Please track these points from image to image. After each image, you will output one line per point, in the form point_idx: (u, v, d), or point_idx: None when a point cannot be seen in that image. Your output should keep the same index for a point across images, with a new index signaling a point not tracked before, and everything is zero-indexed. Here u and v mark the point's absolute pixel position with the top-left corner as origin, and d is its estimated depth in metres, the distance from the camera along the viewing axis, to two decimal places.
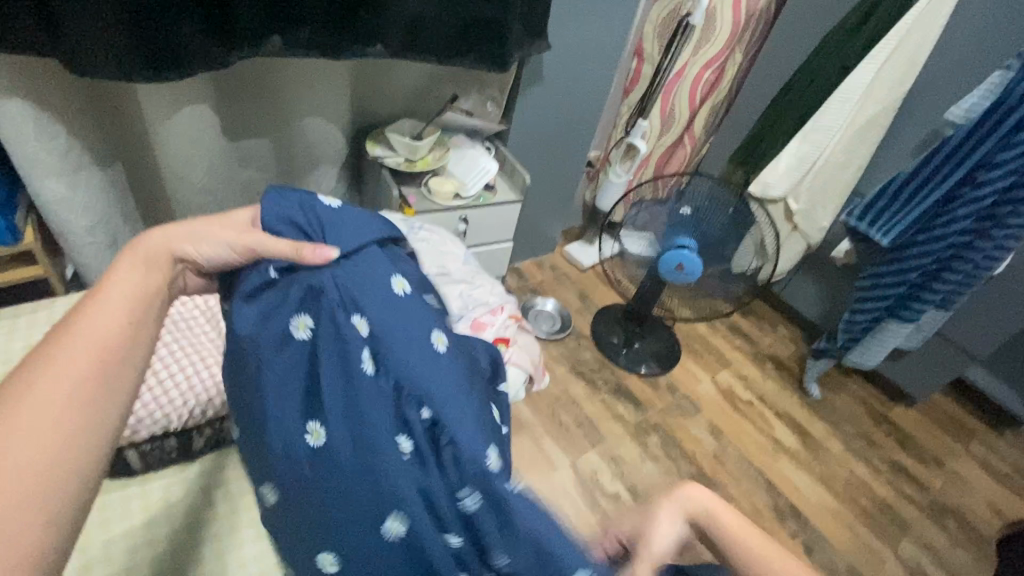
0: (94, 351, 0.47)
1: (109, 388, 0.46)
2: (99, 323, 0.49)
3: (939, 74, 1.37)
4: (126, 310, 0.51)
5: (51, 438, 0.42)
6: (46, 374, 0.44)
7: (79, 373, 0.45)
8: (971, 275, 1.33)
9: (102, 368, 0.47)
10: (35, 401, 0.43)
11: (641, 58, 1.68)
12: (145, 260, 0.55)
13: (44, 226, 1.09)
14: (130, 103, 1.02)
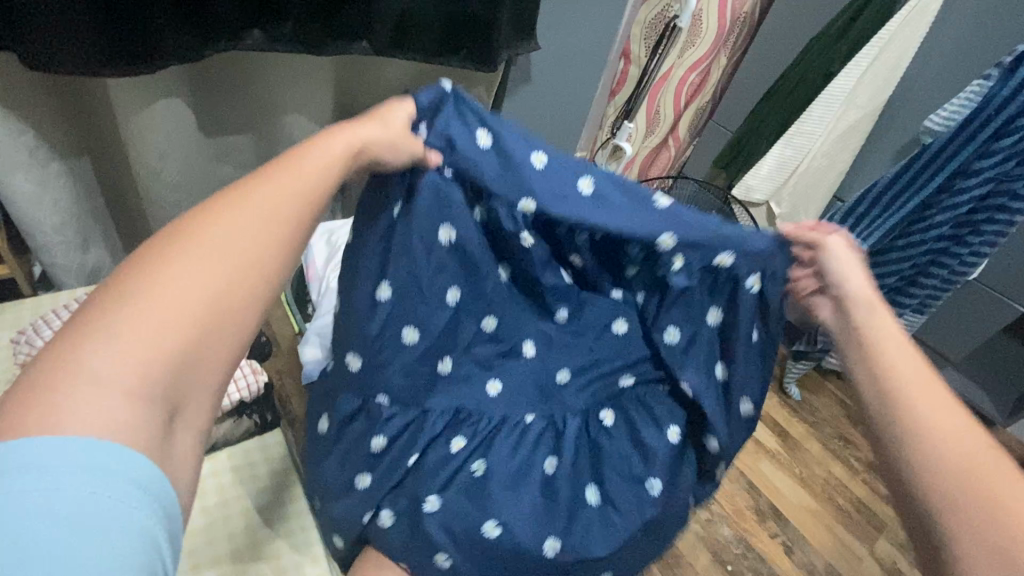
0: (291, 216, 0.53)
1: (264, 276, 0.50)
2: (255, 224, 0.51)
3: (920, 82, 1.40)
4: (279, 207, 0.52)
5: (236, 282, 0.48)
6: (254, 224, 0.51)
7: (236, 256, 0.49)
8: (947, 281, 1.37)
9: (282, 237, 0.52)
10: (242, 246, 0.49)
11: (627, 60, 1.67)
12: (321, 154, 0.57)
13: (11, 223, 1.04)
14: (99, 97, 0.98)
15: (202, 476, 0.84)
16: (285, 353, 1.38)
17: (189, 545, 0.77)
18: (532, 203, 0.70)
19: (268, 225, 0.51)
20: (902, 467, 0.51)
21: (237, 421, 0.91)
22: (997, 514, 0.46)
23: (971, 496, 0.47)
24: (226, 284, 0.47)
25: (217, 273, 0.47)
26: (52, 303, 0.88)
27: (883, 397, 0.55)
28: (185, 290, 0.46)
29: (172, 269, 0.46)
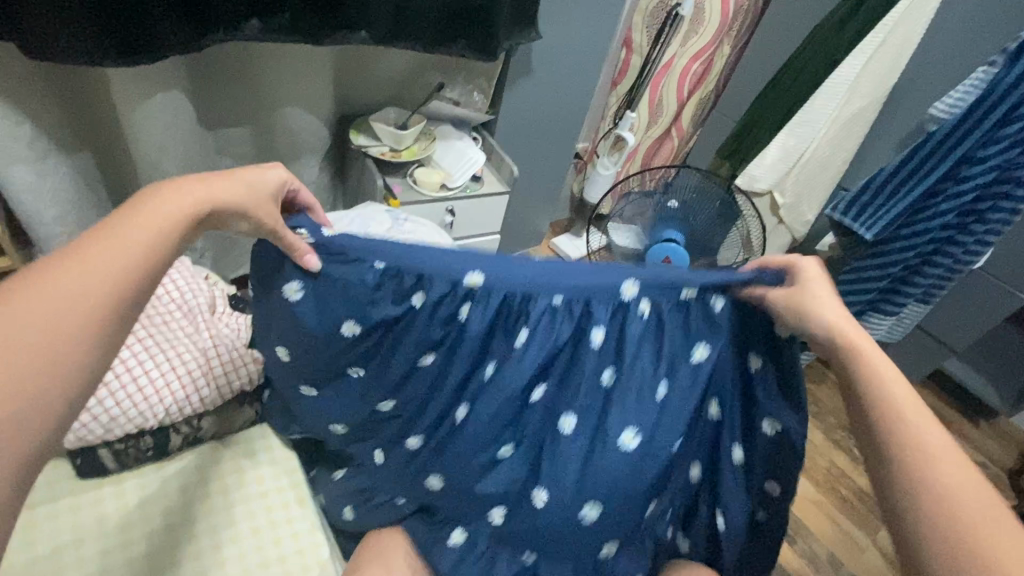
0: (127, 258, 0.47)
1: (100, 318, 0.44)
2: (65, 294, 0.43)
3: (924, 70, 1.38)
4: (123, 248, 0.48)
5: (53, 328, 0.42)
6: (85, 267, 0.45)
7: (61, 304, 0.43)
8: (951, 269, 1.35)
9: (118, 279, 0.46)
10: (58, 295, 0.43)
11: (630, 49, 1.65)
12: (156, 216, 0.51)
13: (10, 214, 1.04)
14: (99, 88, 0.97)
15: (138, 482, 0.74)
16: None
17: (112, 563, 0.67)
18: (477, 277, 0.65)
19: (91, 277, 0.45)
20: (879, 451, 0.56)
21: (235, 411, 0.83)
22: (964, 528, 0.49)
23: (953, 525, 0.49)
24: (20, 357, 0.40)
25: (24, 329, 0.41)
26: None
27: (869, 385, 0.59)
28: (20, 319, 0.41)
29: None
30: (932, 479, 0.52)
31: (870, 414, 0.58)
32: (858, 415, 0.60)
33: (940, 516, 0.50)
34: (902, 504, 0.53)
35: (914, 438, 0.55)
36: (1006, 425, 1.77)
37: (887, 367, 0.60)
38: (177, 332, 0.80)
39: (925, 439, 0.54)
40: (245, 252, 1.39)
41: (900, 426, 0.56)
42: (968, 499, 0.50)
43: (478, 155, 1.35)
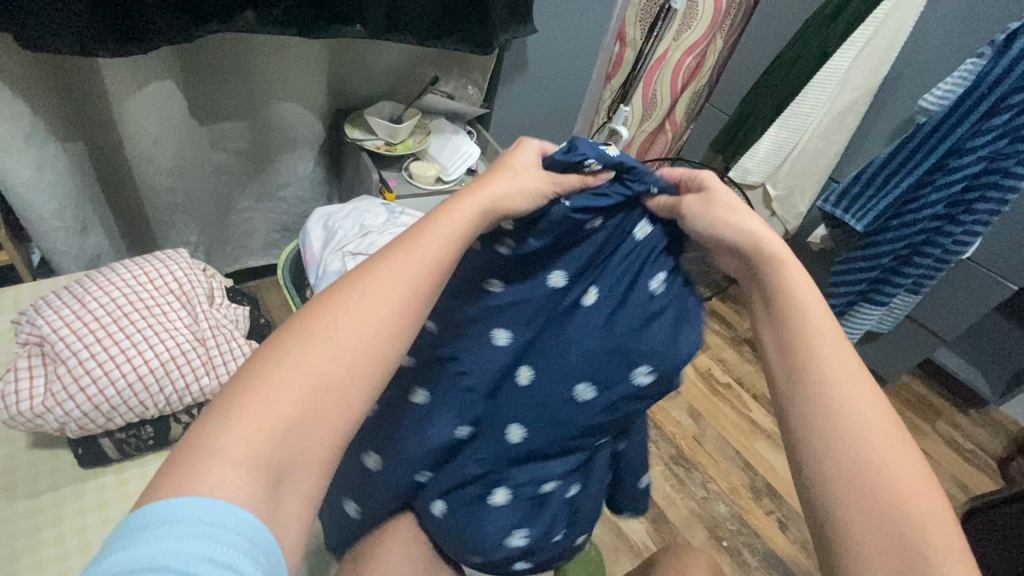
0: (414, 276, 0.47)
1: (391, 342, 0.45)
2: (367, 307, 0.45)
3: (914, 64, 1.40)
4: (420, 263, 0.48)
5: (355, 347, 0.44)
6: (372, 285, 0.46)
7: (364, 322, 0.44)
8: (940, 259, 1.37)
9: (410, 301, 0.47)
10: (350, 319, 0.44)
11: (624, 43, 1.67)
12: (454, 240, 0.51)
13: (8, 209, 1.04)
14: (92, 78, 0.97)
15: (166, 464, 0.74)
16: None
17: None
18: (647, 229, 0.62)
19: (369, 322, 0.44)
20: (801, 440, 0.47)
21: None
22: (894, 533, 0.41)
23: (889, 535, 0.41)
24: (338, 367, 0.42)
25: (337, 345, 0.43)
26: (50, 287, 0.86)
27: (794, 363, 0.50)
28: (341, 330, 0.44)
29: (264, 384, 0.41)
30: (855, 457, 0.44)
31: (797, 398, 0.48)
32: (778, 390, 0.50)
33: (862, 521, 0.42)
34: (826, 488, 0.44)
35: (822, 386, 0.48)
36: (995, 413, 1.80)
37: (816, 330, 0.50)
38: (175, 322, 0.73)
39: (861, 412, 0.46)
40: (241, 247, 1.40)
41: (827, 408, 0.47)
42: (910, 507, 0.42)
43: (473, 148, 1.36)
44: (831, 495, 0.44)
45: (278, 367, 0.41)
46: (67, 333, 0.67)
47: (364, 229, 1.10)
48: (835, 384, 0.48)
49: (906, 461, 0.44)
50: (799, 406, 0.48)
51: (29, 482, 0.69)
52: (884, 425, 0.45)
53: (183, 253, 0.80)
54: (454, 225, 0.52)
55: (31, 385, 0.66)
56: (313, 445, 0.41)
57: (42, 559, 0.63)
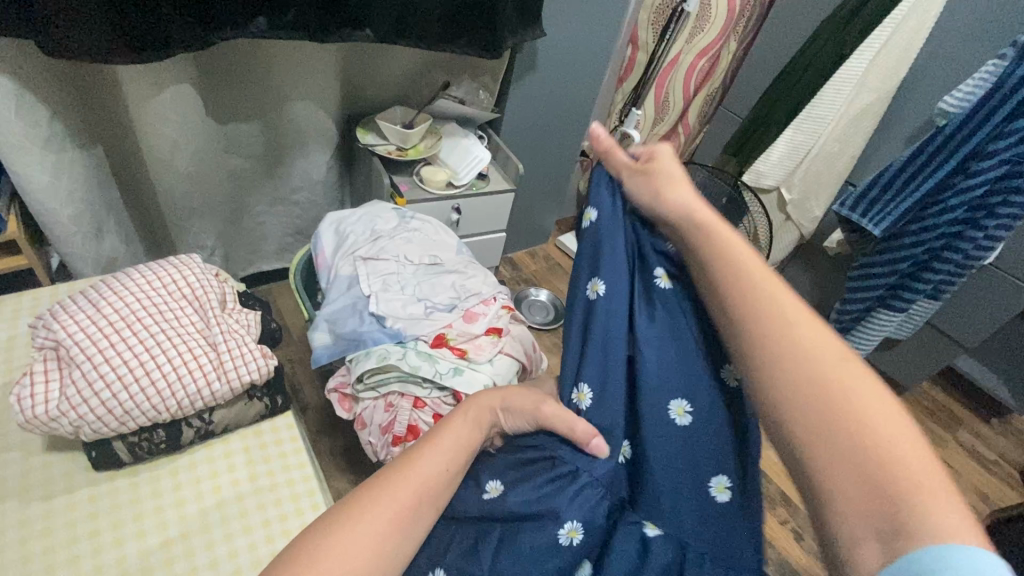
0: (421, 486, 0.54)
1: (397, 544, 0.50)
2: (381, 509, 0.51)
3: (932, 66, 1.37)
4: (425, 470, 0.56)
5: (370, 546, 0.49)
6: (386, 487, 0.53)
7: (378, 524, 0.50)
8: (962, 264, 1.33)
9: (416, 506, 0.53)
10: (366, 521, 0.50)
11: (636, 46, 1.68)
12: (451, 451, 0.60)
13: (26, 213, 1.06)
14: (111, 85, 0.99)
15: (177, 467, 0.74)
16: (296, 343, 1.40)
17: (156, 540, 0.68)
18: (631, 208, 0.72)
19: (382, 523, 0.50)
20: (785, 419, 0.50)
21: (246, 405, 0.78)
22: (879, 481, 0.44)
23: (872, 485, 0.44)
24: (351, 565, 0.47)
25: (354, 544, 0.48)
26: (67, 291, 0.87)
27: (762, 346, 0.53)
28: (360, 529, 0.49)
29: (360, 515, 0.50)
30: (831, 417, 0.48)
31: (774, 381, 0.52)
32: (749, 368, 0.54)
33: (847, 477, 0.45)
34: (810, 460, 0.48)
35: (786, 356, 0.52)
36: (1019, 423, 1.75)
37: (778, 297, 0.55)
38: (187, 326, 0.74)
39: (832, 368, 0.50)
40: (254, 250, 1.42)
41: (808, 386, 0.50)
42: (890, 452, 0.45)
43: (483, 152, 1.36)
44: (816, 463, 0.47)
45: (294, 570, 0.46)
46: (81, 338, 0.68)
47: (375, 233, 1.10)
48: (800, 350, 0.52)
49: (875, 398, 0.49)
50: (770, 377, 0.52)
51: (43, 485, 0.70)
52: (870, 402, 0.48)
53: (195, 258, 0.81)
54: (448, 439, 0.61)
55: (46, 390, 0.66)
56: None
57: (55, 560, 0.64)
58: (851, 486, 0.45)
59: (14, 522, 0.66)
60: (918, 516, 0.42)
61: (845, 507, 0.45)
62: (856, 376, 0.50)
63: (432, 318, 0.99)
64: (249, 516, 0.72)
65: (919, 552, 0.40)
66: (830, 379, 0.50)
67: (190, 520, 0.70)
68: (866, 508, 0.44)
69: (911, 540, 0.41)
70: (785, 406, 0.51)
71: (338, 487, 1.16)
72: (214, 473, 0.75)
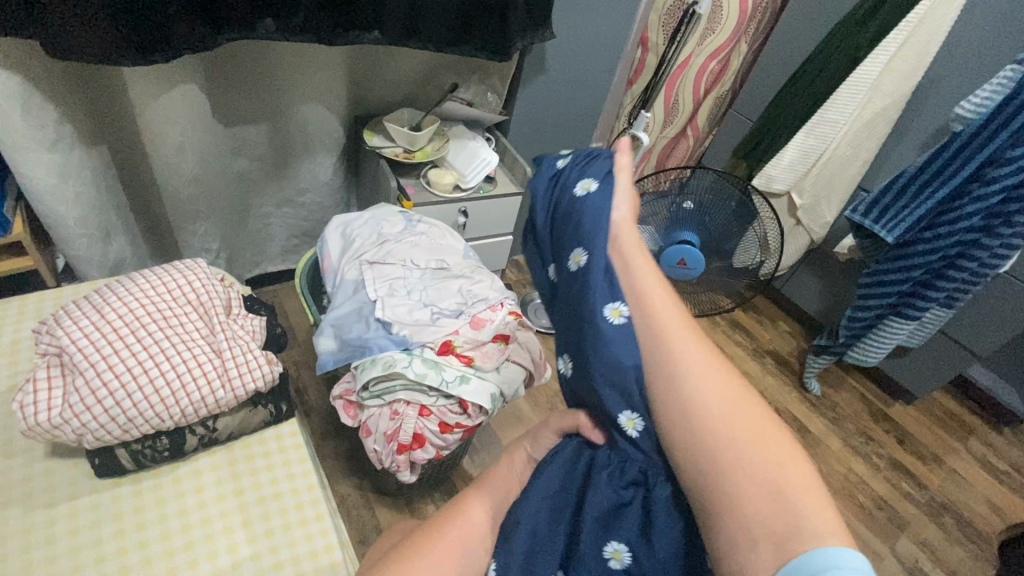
0: None
1: None
2: None
3: (948, 69, 1.35)
4: None
5: None
6: None
7: None
8: (977, 272, 1.31)
9: None
10: None
11: (646, 48, 1.65)
12: None
13: (32, 215, 1.05)
14: (118, 86, 0.98)
15: (180, 474, 0.74)
16: (301, 345, 1.39)
17: (157, 550, 0.67)
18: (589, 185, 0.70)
19: None
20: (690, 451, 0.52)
21: (252, 412, 0.78)
22: (767, 509, 0.46)
23: (759, 516, 0.46)
24: None
25: None
26: (71, 295, 0.87)
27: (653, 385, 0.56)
28: None
29: None
30: (716, 453, 0.50)
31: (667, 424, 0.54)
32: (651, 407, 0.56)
33: (739, 511, 0.47)
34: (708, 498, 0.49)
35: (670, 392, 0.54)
36: None
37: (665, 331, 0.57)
38: (192, 332, 0.73)
39: (706, 397, 0.53)
40: (260, 251, 1.41)
41: (699, 417, 0.52)
42: (772, 473, 0.48)
43: (491, 154, 1.35)
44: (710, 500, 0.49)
45: None
46: (84, 344, 0.67)
47: (381, 237, 1.10)
48: (681, 384, 0.54)
49: (756, 422, 0.51)
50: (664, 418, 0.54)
51: (45, 492, 0.69)
52: (747, 425, 0.51)
53: (201, 263, 0.80)
54: None
55: (49, 397, 0.66)
56: None
57: (57, 568, 0.63)
58: (744, 520, 0.46)
59: (16, 531, 0.65)
60: (801, 522, 0.44)
61: (748, 526, 0.46)
62: (727, 399, 0.53)
63: (438, 324, 0.97)
64: (252, 525, 0.71)
65: (797, 560, 0.42)
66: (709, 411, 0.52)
67: (193, 529, 0.69)
68: (759, 539, 0.45)
69: (794, 545, 0.43)
70: (674, 445, 0.53)
71: (341, 491, 1.15)
72: (217, 481, 0.74)
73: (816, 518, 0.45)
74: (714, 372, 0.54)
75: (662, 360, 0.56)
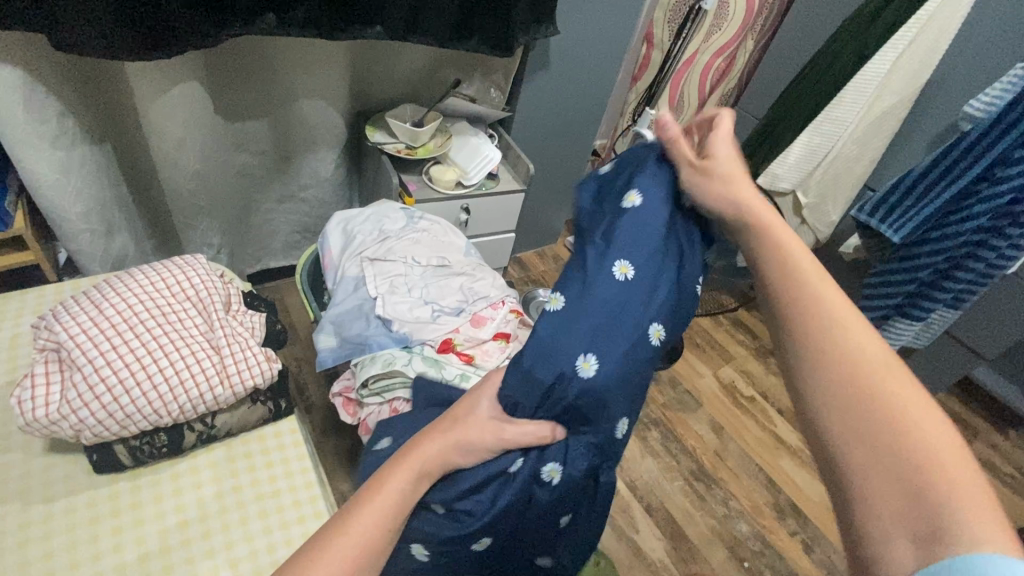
0: None
1: None
2: None
3: (958, 66, 1.33)
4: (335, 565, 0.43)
5: None
6: None
7: None
8: (985, 273, 1.29)
9: None
10: None
11: (651, 44, 1.65)
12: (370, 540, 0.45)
13: (34, 209, 1.05)
14: (120, 82, 0.98)
15: (178, 470, 0.73)
16: (302, 341, 1.39)
17: (156, 547, 0.67)
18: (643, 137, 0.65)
19: None
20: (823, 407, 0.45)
21: (250, 409, 0.77)
22: (915, 481, 0.39)
23: (902, 481, 0.39)
24: None
25: None
26: (71, 290, 0.86)
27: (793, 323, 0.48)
28: None
29: None
30: (856, 403, 0.43)
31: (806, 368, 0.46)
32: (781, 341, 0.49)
33: (877, 476, 0.40)
34: (843, 455, 0.42)
35: (816, 320, 0.47)
36: None
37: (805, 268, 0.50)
38: (190, 329, 0.72)
39: (852, 339, 0.46)
40: (261, 247, 1.41)
41: (844, 365, 0.45)
42: (925, 446, 0.40)
43: (494, 151, 1.34)
44: (842, 455, 0.42)
45: None
46: (82, 340, 0.66)
47: (382, 234, 1.09)
48: (824, 328, 0.47)
49: (911, 389, 0.43)
50: (801, 357, 0.47)
51: (44, 487, 0.69)
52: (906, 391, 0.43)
53: (200, 259, 0.80)
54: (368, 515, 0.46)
55: (47, 393, 0.65)
56: None
57: (55, 564, 0.63)
58: (876, 489, 0.40)
59: (13, 526, 0.65)
60: (949, 509, 0.37)
61: (879, 506, 0.39)
62: (872, 359, 0.44)
63: (437, 322, 0.97)
64: (249, 523, 0.70)
65: (947, 562, 0.34)
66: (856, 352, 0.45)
67: (191, 526, 0.69)
68: (891, 517, 0.39)
69: (943, 545, 0.35)
70: (805, 386, 0.46)
71: (341, 488, 1.15)
72: (215, 477, 0.74)
73: (977, 513, 0.36)
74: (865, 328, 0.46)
75: (791, 309, 0.49)
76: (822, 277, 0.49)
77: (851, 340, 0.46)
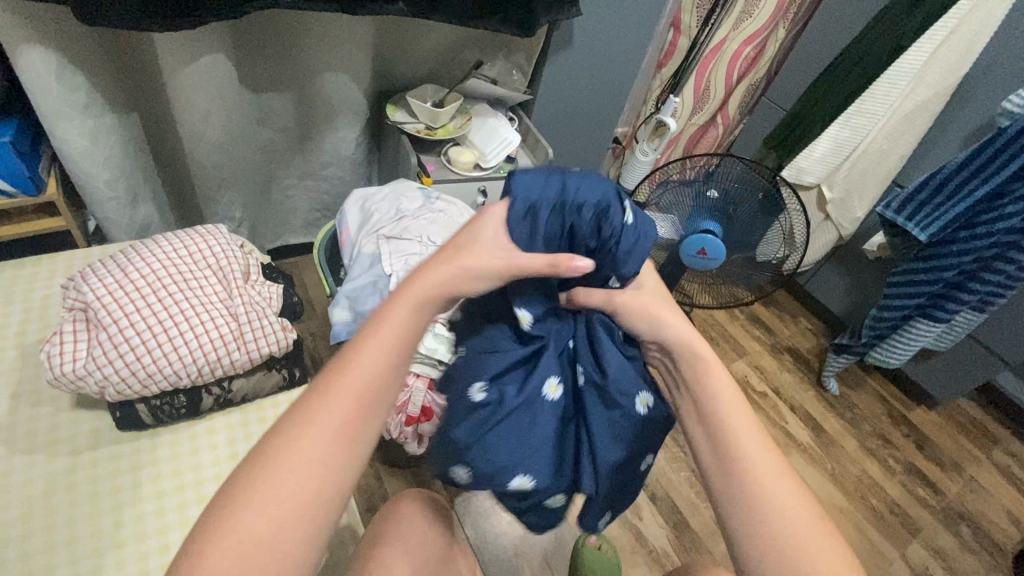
0: (361, 394, 0.48)
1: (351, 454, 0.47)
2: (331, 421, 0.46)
3: (999, 60, 1.27)
4: (369, 364, 0.49)
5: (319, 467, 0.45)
6: (324, 408, 0.46)
7: (321, 444, 0.45)
8: (1014, 276, 1.25)
9: (363, 406, 0.48)
10: (306, 439, 0.45)
11: (678, 30, 1.59)
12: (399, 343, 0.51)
13: (65, 177, 1.08)
14: (150, 55, 1.00)
15: (196, 431, 0.76)
16: (319, 317, 1.42)
17: (174, 502, 0.70)
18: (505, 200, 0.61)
19: (328, 439, 0.46)
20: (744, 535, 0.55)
21: (265, 375, 0.80)
22: None
23: None
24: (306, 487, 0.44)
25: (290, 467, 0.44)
26: (98, 255, 0.89)
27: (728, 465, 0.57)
28: (306, 449, 0.45)
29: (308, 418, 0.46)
30: (776, 538, 0.53)
31: (729, 497, 0.56)
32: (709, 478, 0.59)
33: None
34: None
35: (742, 466, 0.56)
36: None
37: (731, 414, 0.60)
38: (210, 295, 0.74)
39: (766, 478, 0.56)
40: (281, 223, 1.43)
41: (761, 503, 0.54)
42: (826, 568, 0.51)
43: (514, 133, 1.34)
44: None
45: (275, 462, 0.44)
46: (108, 301, 0.69)
47: (399, 213, 1.10)
48: (744, 468, 0.56)
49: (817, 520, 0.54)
50: (723, 491, 0.57)
51: (70, 440, 0.72)
52: (809, 520, 0.54)
53: (221, 229, 0.82)
54: (392, 321, 0.51)
55: (74, 350, 0.68)
56: (278, 552, 0.43)
57: (79, 513, 0.67)
58: None
59: (42, 475, 0.69)
60: None
61: None
62: (783, 489, 0.55)
63: None
64: None
65: None
66: (766, 487, 0.55)
67: (206, 483, 0.72)
68: None
69: None
70: (732, 525, 0.55)
71: None
72: (230, 441, 0.76)
73: None
74: (778, 465, 0.57)
75: (722, 452, 0.58)
76: (743, 420, 0.60)
77: (769, 474, 0.56)
